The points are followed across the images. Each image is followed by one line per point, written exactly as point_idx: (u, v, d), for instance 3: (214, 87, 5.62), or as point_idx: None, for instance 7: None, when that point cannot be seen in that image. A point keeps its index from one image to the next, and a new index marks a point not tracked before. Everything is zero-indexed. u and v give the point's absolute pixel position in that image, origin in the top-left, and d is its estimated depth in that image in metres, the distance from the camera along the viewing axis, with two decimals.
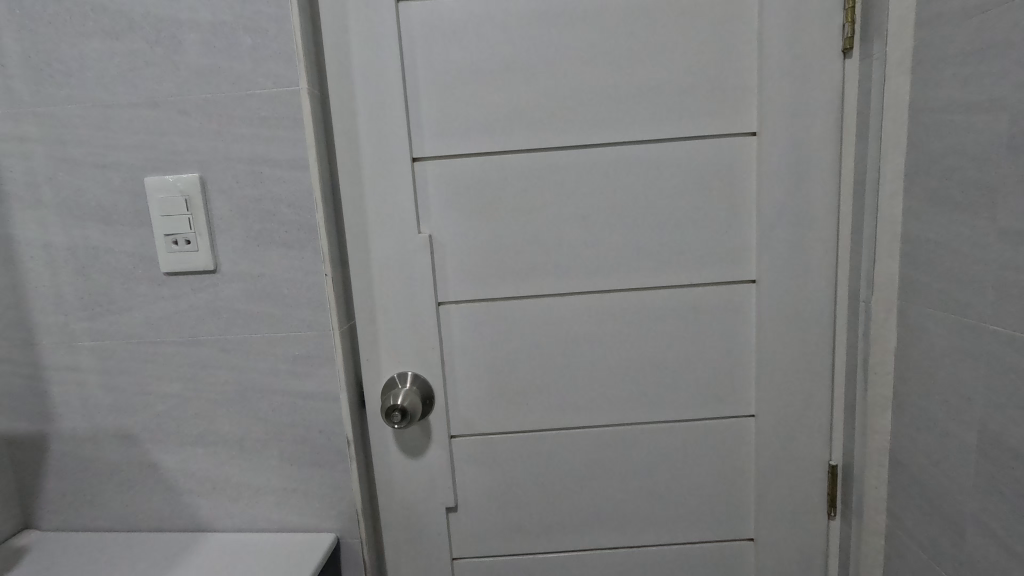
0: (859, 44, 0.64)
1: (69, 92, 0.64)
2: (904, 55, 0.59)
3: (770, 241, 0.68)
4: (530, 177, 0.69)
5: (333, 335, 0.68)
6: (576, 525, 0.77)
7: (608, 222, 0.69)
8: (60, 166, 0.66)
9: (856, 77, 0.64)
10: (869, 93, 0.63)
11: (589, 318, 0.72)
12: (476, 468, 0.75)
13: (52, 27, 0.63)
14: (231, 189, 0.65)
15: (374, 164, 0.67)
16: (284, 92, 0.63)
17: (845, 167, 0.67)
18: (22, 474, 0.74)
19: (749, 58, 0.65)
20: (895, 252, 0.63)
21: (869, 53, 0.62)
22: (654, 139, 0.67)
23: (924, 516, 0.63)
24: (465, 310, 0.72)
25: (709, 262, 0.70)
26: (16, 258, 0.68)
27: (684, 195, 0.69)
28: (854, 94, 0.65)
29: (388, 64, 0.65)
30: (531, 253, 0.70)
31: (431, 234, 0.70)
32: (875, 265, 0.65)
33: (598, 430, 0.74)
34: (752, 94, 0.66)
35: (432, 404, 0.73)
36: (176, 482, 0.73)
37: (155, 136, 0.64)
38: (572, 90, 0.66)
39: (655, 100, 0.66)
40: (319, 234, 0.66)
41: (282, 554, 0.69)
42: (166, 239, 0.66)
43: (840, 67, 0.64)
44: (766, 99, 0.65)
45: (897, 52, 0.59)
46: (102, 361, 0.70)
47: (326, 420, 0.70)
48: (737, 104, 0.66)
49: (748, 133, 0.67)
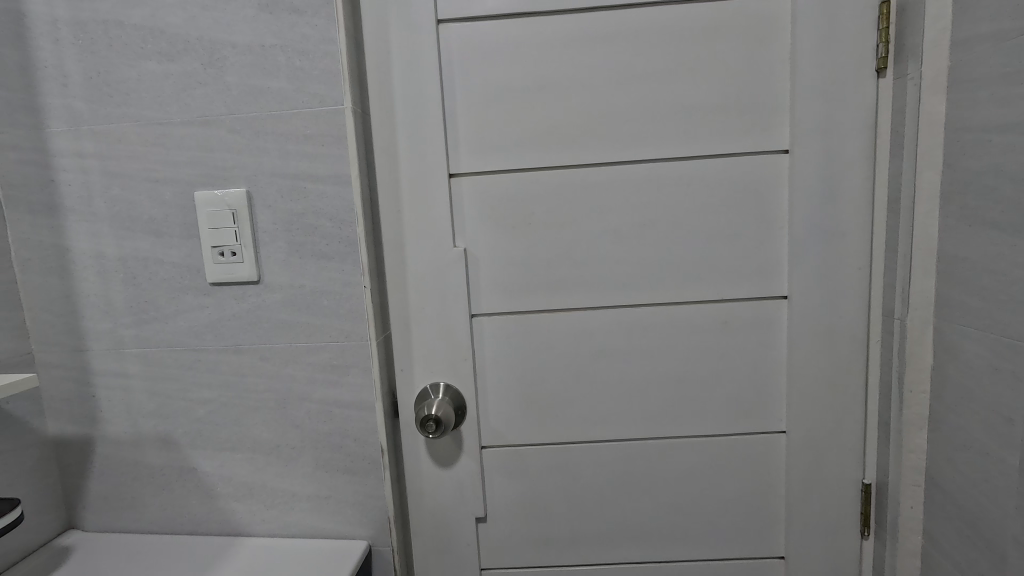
0: (892, 64, 0.64)
1: (125, 111, 0.68)
2: (940, 75, 0.60)
3: (803, 258, 0.69)
4: (563, 193, 0.70)
5: (370, 345, 0.70)
6: (605, 538, 0.77)
7: (640, 237, 0.70)
8: (114, 180, 0.69)
9: (890, 96, 0.65)
10: (904, 113, 0.63)
11: (621, 331, 0.72)
12: (504, 480, 0.76)
13: (112, 49, 0.67)
14: (275, 203, 0.68)
15: (412, 179, 0.70)
16: (328, 111, 0.66)
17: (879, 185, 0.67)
18: (68, 475, 0.76)
19: (781, 78, 0.66)
20: (931, 270, 0.63)
21: (903, 73, 0.63)
22: (686, 156, 0.68)
23: (963, 538, 0.62)
24: (497, 322, 0.73)
25: (740, 277, 0.70)
26: (71, 268, 0.72)
27: (715, 211, 0.69)
28: (888, 113, 0.65)
29: (428, 83, 0.68)
30: (563, 266, 0.71)
31: (465, 247, 0.72)
32: (909, 282, 0.65)
33: (628, 444, 0.74)
34: (785, 113, 0.67)
35: (464, 414, 0.74)
36: (213, 486, 0.75)
37: (206, 152, 0.67)
38: (606, 108, 0.68)
39: (688, 118, 0.68)
40: (359, 247, 0.68)
41: (316, 559, 0.70)
42: (213, 250, 0.68)
43: (873, 87, 0.65)
44: (799, 117, 0.66)
45: (932, 72, 0.60)
46: (146, 367, 0.73)
47: (361, 428, 0.72)
48: (770, 122, 0.67)
49: (781, 150, 0.68)
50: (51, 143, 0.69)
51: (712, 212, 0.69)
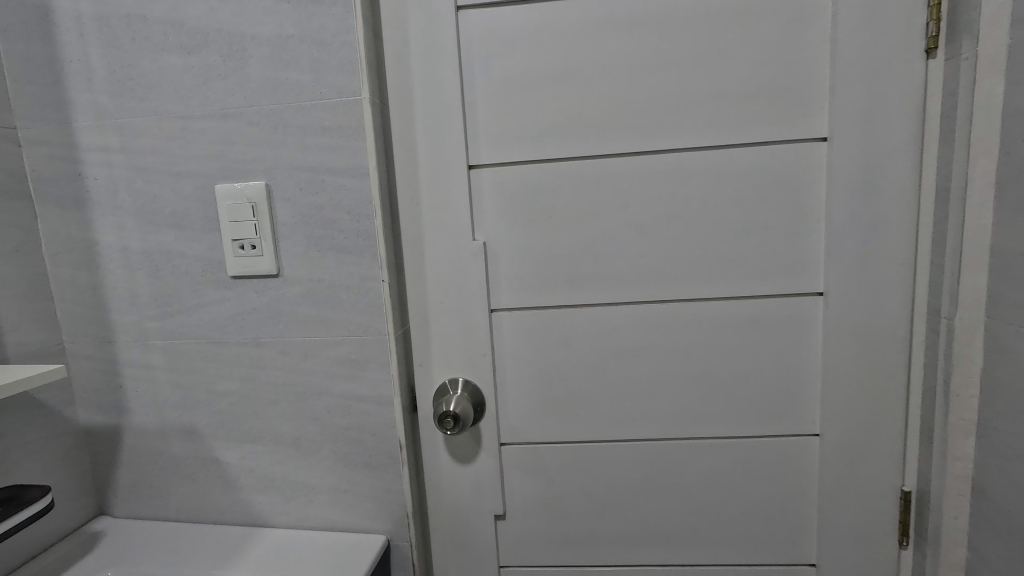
0: (944, 44, 0.60)
1: (147, 105, 0.68)
2: (997, 54, 0.55)
3: (840, 253, 0.65)
4: (586, 185, 0.68)
5: (388, 340, 0.69)
6: (626, 540, 0.75)
7: (666, 230, 0.68)
8: (137, 174, 0.70)
9: (940, 79, 0.60)
10: (956, 96, 0.59)
11: (645, 328, 0.70)
12: (523, 478, 0.75)
13: (134, 43, 0.67)
14: (294, 196, 0.67)
15: (431, 171, 0.68)
16: (346, 103, 0.65)
17: (926, 174, 0.63)
18: (97, 463, 0.78)
19: (820, 61, 0.62)
20: (983, 266, 0.59)
21: (956, 53, 0.58)
22: (717, 146, 0.65)
23: (1013, 553, 0.58)
24: (517, 318, 0.72)
25: (773, 273, 0.67)
26: (98, 261, 0.73)
27: (746, 202, 0.66)
28: (937, 96, 0.61)
29: (447, 72, 0.66)
30: (586, 261, 0.69)
31: (485, 241, 0.70)
32: (958, 279, 0.60)
33: (651, 444, 0.72)
34: (824, 98, 0.63)
35: (483, 411, 0.73)
36: (235, 477, 0.75)
37: (226, 146, 0.67)
38: (632, 96, 0.65)
39: (718, 105, 0.64)
40: (378, 241, 0.67)
41: (335, 553, 0.70)
42: (234, 244, 0.69)
43: (922, 69, 0.60)
44: (839, 103, 0.62)
45: (989, 52, 0.55)
46: (170, 359, 0.74)
47: (380, 423, 0.71)
48: (807, 109, 0.63)
49: (819, 138, 0.64)
50: (78, 138, 0.70)
51: (743, 204, 0.66)
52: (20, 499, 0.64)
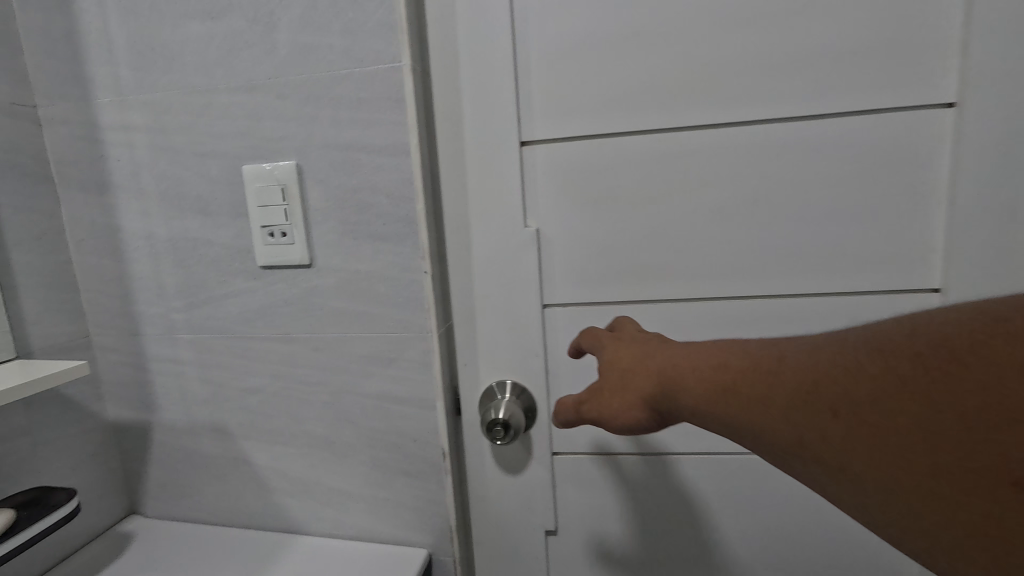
0: None
1: (170, 78, 0.62)
2: None
3: (965, 241, 0.54)
4: (657, 162, 0.59)
5: (431, 338, 0.62)
6: (693, 563, 0.67)
7: (750, 215, 0.58)
8: (161, 155, 0.64)
9: None
10: None
11: (722, 327, 0.61)
12: (578, 490, 0.68)
13: (155, 9, 0.61)
14: (327, 177, 0.60)
15: (479, 150, 0.61)
16: (384, 70, 0.57)
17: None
18: (128, 460, 0.75)
19: (952, 8, 0.51)
20: None
21: None
22: (815, 115, 0.55)
23: None
24: (572, 315, 0.64)
25: (879, 265, 0.57)
26: (123, 248, 0.68)
27: (849, 182, 0.56)
28: None
29: (499, 35, 0.58)
30: (654, 251, 0.61)
31: (538, 228, 0.62)
32: None
33: (726, 459, 0.64)
34: (954, 55, 0.52)
35: (534, 417, 0.65)
36: (267, 480, 0.71)
37: (253, 123, 0.61)
38: (715, 57, 0.55)
39: (820, 66, 0.54)
40: (420, 228, 0.60)
41: (373, 566, 0.65)
42: (263, 230, 0.63)
43: None
44: (974, 60, 0.51)
45: None
46: (199, 354, 0.69)
47: (421, 428, 0.65)
48: (933, 68, 0.52)
49: (945, 104, 0.53)
50: (99, 116, 0.65)
51: (844, 184, 0.56)
52: (45, 503, 0.60)
